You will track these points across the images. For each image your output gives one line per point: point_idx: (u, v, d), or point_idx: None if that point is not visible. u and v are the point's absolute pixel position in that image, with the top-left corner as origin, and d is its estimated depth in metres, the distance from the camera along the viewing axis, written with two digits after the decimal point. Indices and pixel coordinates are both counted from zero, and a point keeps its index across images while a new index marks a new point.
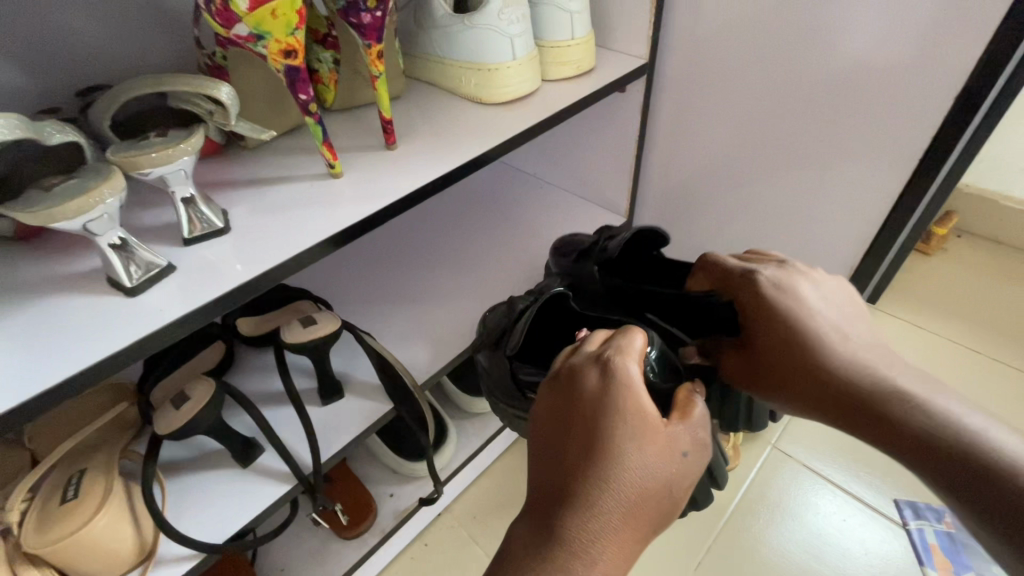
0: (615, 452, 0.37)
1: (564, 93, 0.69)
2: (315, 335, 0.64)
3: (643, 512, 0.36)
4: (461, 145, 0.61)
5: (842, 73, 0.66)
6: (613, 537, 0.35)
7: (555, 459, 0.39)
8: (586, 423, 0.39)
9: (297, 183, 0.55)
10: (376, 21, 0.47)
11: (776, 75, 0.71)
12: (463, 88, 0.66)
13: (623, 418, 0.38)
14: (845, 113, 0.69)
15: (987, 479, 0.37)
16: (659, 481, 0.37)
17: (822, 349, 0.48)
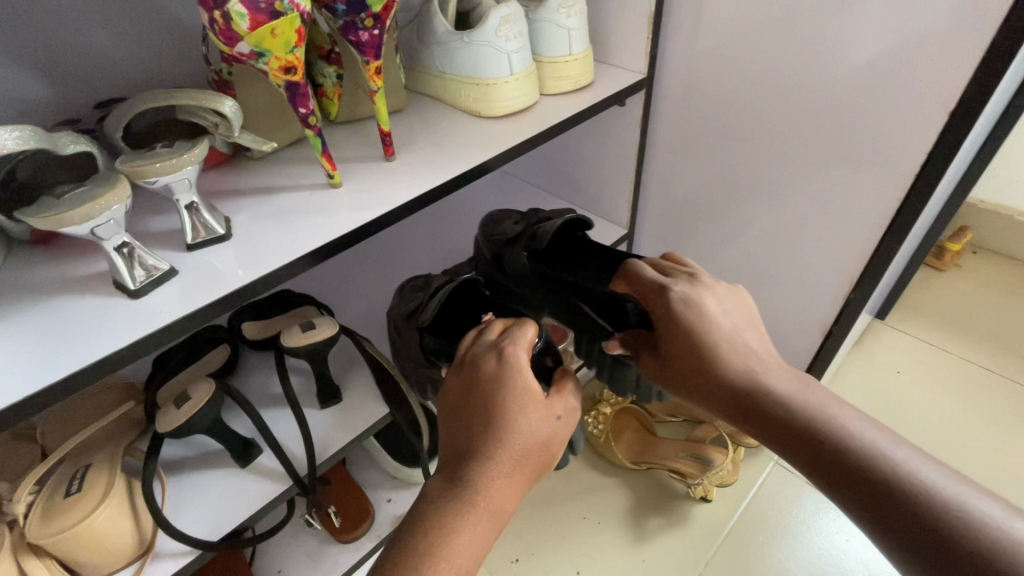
0: (506, 423, 0.44)
1: (561, 106, 0.70)
2: (311, 339, 0.65)
3: (525, 470, 0.44)
4: (458, 157, 0.62)
5: (838, 88, 0.67)
6: (500, 490, 0.42)
7: (455, 431, 0.45)
8: (482, 400, 0.45)
9: (297, 192, 0.57)
10: (374, 39, 0.50)
11: (774, 89, 0.72)
12: (463, 102, 0.68)
13: (511, 395, 0.45)
14: (843, 127, 0.69)
15: (877, 490, 0.35)
16: (538, 443, 0.44)
17: (713, 357, 0.47)
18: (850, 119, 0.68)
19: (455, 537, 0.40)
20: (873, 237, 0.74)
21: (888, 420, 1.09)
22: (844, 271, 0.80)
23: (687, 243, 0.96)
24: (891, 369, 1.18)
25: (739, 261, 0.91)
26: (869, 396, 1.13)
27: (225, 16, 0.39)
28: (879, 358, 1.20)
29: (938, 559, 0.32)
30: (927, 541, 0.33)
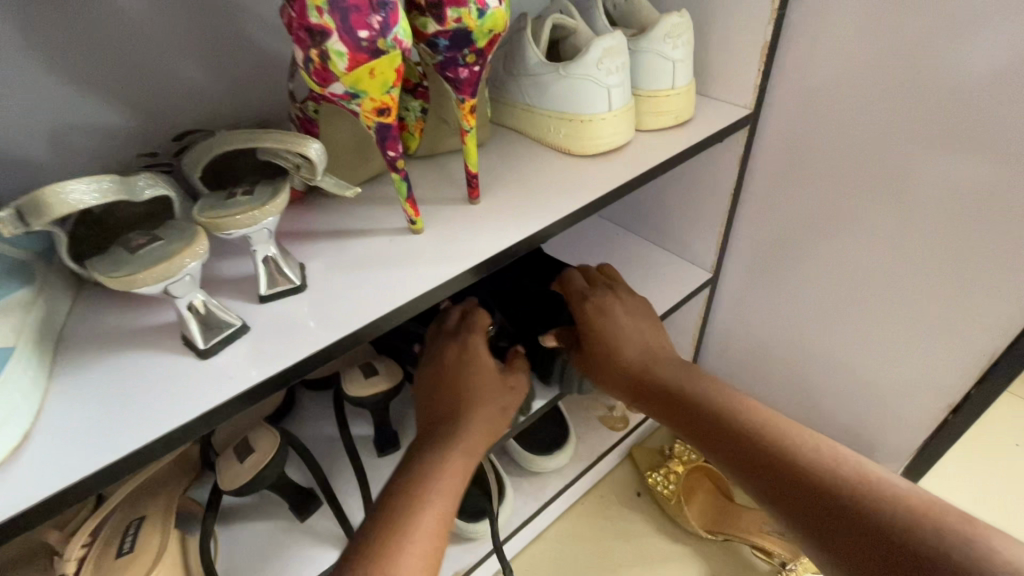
0: (473, 396, 0.54)
1: (659, 146, 0.63)
2: (376, 388, 0.61)
3: (493, 428, 0.54)
4: (548, 202, 0.56)
5: (994, 133, 0.57)
6: (472, 442, 0.51)
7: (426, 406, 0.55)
8: (450, 378, 0.56)
9: (376, 237, 0.52)
10: (473, 76, 0.44)
11: (904, 131, 0.63)
12: (551, 138, 0.63)
13: (472, 373, 0.56)
14: (992, 179, 0.59)
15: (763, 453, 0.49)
16: (500, 407, 0.55)
17: (622, 353, 0.60)
18: (1008, 168, 0.58)
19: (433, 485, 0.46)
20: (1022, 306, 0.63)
21: (1007, 504, 0.95)
22: (978, 341, 0.69)
23: (778, 293, 0.87)
24: (1007, 442, 1.04)
25: (842, 317, 0.81)
26: (980, 473, 1.00)
27: (321, 55, 0.35)
28: (991, 429, 1.06)
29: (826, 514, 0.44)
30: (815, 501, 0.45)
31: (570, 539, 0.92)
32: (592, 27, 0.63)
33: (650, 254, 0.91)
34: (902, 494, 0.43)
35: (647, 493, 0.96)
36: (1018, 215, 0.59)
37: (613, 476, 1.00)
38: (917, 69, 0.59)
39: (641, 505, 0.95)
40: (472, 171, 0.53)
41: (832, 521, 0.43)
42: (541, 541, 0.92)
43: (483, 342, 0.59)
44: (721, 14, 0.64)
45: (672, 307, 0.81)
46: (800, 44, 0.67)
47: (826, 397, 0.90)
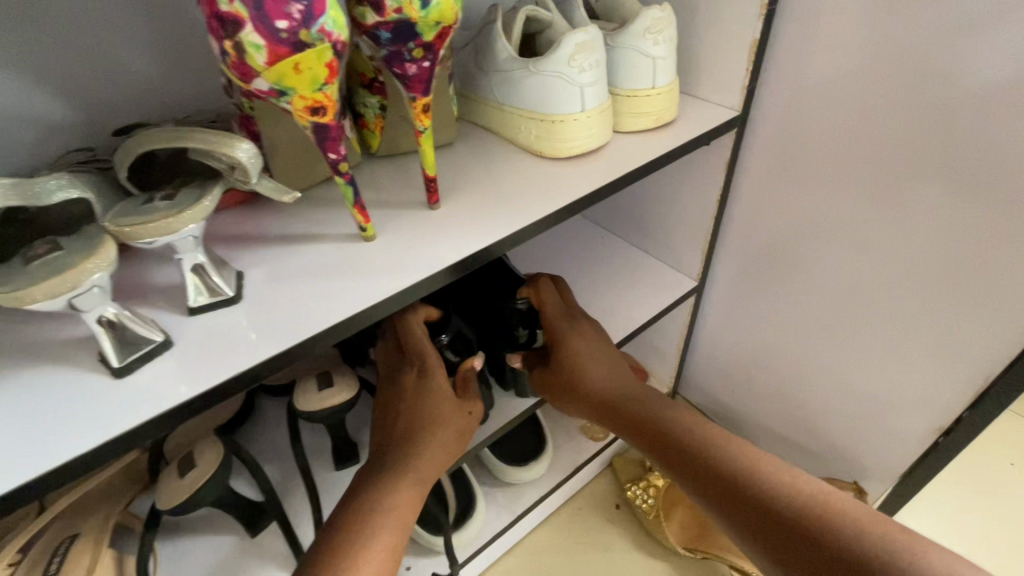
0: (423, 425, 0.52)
1: (638, 149, 0.59)
2: (329, 403, 0.56)
3: (448, 454, 0.52)
4: (514, 208, 0.53)
5: (998, 144, 0.53)
6: (422, 470, 0.50)
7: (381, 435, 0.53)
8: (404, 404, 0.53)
9: (324, 243, 0.48)
10: (423, 72, 0.40)
11: (901, 138, 0.59)
12: (523, 138, 0.59)
13: (422, 398, 0.53)
14: (993, 193, 0.55)
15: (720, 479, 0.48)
16: (456, 430, 0.53)
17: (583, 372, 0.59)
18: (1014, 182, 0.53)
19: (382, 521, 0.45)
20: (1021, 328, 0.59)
21: (1000, 525, 0.92)
22: (972, 362, 0.65)
23: (767, 303, 0.83)
24: (1002, 461, 1.00)
25: (832, 331, 0.78)
26: (972, 490, 0.96)
27: (237, 47, 0.32)
28: (986, 446, 1.03)
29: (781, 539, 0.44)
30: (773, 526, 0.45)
31: (545, 552, 0.89)
32: (570, 18, 0.59)
33: (634, 260, 0.87)
34: (851, 515, 0.43)
35: (627, 506, 0.93)
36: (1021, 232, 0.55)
37: (592, 487, 0.96)
38: (919, 73, 0.55)
39: (619, 518, 0.92)
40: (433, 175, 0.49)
41: (785, 539, 0.44)
42: (514, 553, 0.89)
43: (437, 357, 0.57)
44: (709, 9, 0.60)
45: (653, 316, 0.78)
46: (793, 42, 0.62)
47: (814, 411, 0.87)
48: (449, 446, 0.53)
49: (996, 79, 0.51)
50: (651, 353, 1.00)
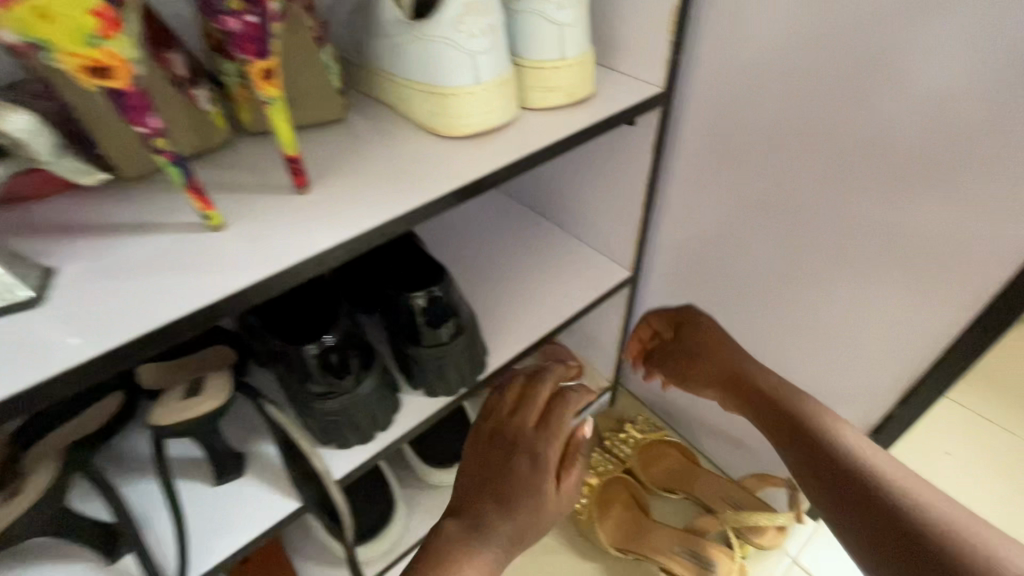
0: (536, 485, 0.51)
1: (547, 127, 0.54)
2: (191, 412, 0.49)
3: (527, 529, 0.51)
4: (398, 193, 0.47)
5: (927, 126, 0.49)
6: (543, 503, 0.51)
7: (473, 470, 0.55)
8: (499, 460, 0.54)
9: (165, 234, 0.42)
10: (249, 29, 0.35)
11: (830, 119, 0.55)
12: (418, 115, 0.52)
13: (528, 438, 0.55)
14: (921, 178, 0.52)
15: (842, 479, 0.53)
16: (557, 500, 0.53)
17: (778, 399, 0.61)
18: (943, 165, 0.50)
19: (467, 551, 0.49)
20: (950, 321, 0.56)
21: None
22: (904, 356, 0.62)
23: (703, 294, 0.80)
24: (939, 450, 1.00)
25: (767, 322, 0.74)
26: None
27: None
28: (925, 435, 1.02)
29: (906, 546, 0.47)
30: (905, 539, 0.47)
31: None
32: None
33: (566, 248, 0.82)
34: (933, 513, 0.48)
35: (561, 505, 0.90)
36: (949, 219, 0.52)
37: None
38: (848, 45, 0.50)
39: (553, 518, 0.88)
40: (297, 159, 0.43)
41: (887, 539, 0.48)
42: None
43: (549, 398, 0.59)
44: None
45: (581, 309, 0.73)
46: (720, 11, 0.57)
47: None
48: (528, 517, 0.51)
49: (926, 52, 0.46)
50: (591, 345, 0.96)
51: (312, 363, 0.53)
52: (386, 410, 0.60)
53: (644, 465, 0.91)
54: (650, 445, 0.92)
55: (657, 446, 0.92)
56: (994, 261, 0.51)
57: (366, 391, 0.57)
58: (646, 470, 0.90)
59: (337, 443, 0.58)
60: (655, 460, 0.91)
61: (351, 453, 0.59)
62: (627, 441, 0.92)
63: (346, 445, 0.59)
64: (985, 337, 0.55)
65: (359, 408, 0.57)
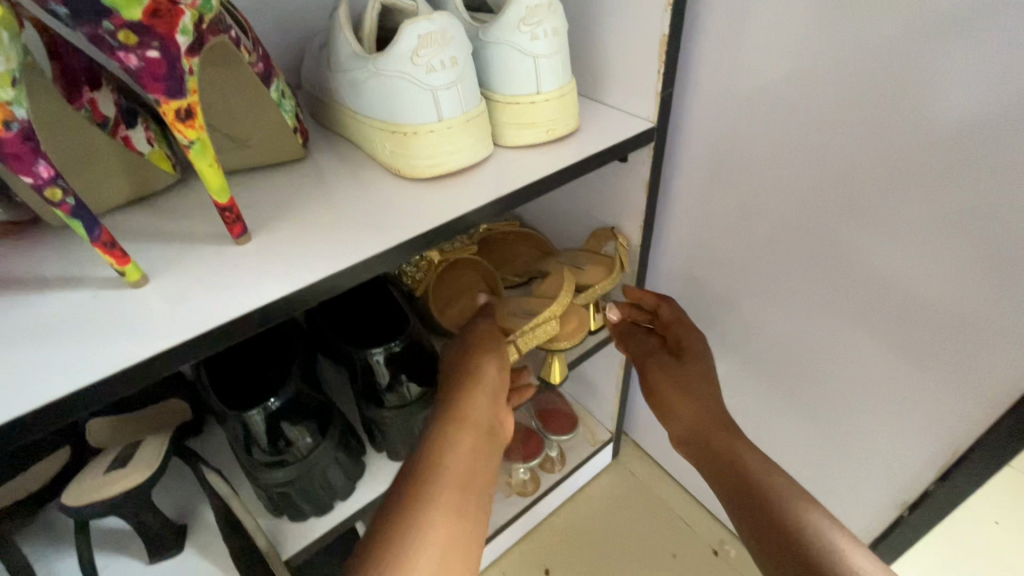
0: (464, 271, 0.73)
1: (521, 166, 0.48)
2: (114, 487, 0.44)
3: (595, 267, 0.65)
4: (346, 245, 0.41)
5: (949, 175, 0.41)
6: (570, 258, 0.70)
7: (455, 281, 0.72)
8: (458, 287, 0.72)
9: (78, 293, 0.37)
10: (152, 65, 0.30)
11: (834, 162, 0.47)
12: (378, 151, 0.48)
13: (462, 279, 0.72)
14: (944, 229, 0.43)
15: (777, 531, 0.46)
16: (454, 293, 0.71)
17: (700, 382, 0.59)
18: (983, 219, 0.41)
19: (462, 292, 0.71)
20: (987, 403, 0.47)
21: None
22: (932, 437, 0.52)
23: None
24: (984, 518, 0.86)
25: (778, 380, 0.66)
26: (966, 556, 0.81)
27: None
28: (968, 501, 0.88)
29: (765, 523, 0.47)
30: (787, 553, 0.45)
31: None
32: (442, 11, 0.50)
33: None
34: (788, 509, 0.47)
35: (556, 569, 0.84)
36: (1003, 277, 0.42)
37: (522, 546, 0.87)
38: (869, 69, 0.42)
39: None
40: (194, 124, 0.33)
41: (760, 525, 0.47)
42: None
43: (457, 279, 0.73)
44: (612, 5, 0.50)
45: (574, 361, 0.68)
46: (720, 32, 0.50)
47: None
48: (467, 279, 0.73)
49: (971, 82, 0.37)
50: (591, 392, 0.88)
51: (256, 432, 0.47)
52: (346, 477, 0.54)
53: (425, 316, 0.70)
54: (497, 245, 0.78)
55: (500, 245, 0.78)
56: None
57: (320, 458, 0.50)
58: (477, 274, 0.73)
59: (287, 515, 0.52)
60: (458, 285, 0.72)
61: (306, 526, 0.53)
62: (457, 293, 0.71)
63: (300, 518, 0.52)
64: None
65: (312, 479, 0.50)
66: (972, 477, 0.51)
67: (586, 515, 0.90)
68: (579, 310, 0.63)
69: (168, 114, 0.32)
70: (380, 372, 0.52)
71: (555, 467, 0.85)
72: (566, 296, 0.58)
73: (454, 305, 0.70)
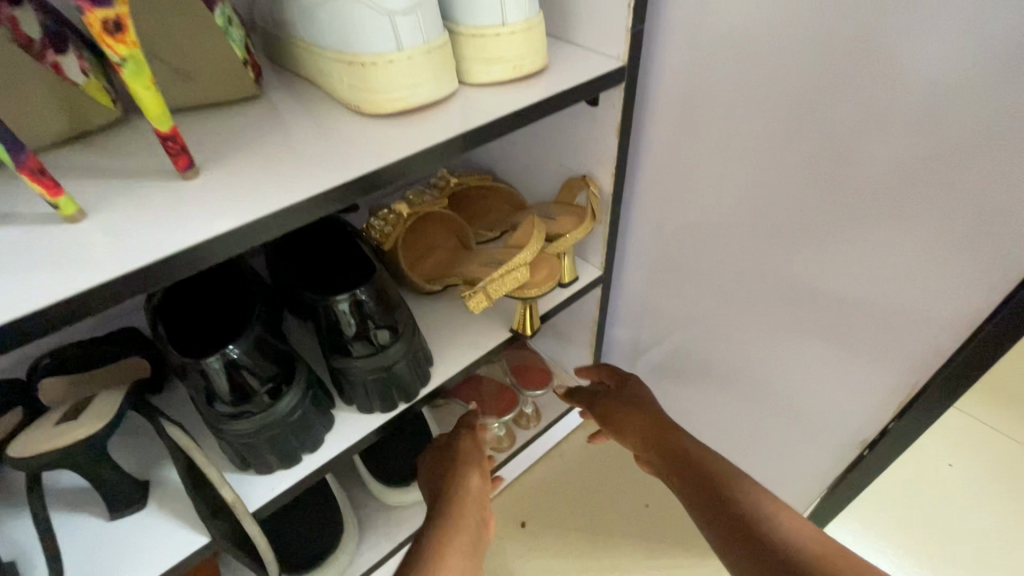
0: (435, 226, 0.71)
1: (486, 103, 0.46)
2: (65, 437, 0.42)
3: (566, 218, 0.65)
4: (300, 181, 0.39)
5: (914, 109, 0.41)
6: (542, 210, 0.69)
7: (427, 236, 0.70)
8: (429, 242, 0.70)
9: (10, 228, 0.35)
10: None
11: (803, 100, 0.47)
12: (336, 86, 0.45)
13: (434, 235, 0.71)
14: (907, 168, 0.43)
15: (742, 526, 0.50)
16: (426, 249, 0.70)
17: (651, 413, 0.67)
18: (943, 157, 0.41)
19: (434, 248, 0.70)
20: (944, 339, 0.48)
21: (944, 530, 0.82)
22: (892, 376, 0.54)
23: (673, 303, 0.72)
24: (938, 459, 0.90)
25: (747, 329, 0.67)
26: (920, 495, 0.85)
27: None
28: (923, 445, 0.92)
29: (730, 519, 0.51)
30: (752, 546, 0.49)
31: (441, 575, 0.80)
32: None
33: None
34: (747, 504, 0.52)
35: (532, 522, 0.86)
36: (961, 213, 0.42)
37: (498, 501, 0.88)
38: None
39: (520, 537, 0.84)
40: (126, 39, 0.30)
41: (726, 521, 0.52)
42: None
43: (428, 234, 0.71)
44: None
45: (546, 313, 0.68)
46: None
47: (730, 422, 0.76)
48: (438, 234, 0.71)
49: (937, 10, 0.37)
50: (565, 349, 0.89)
51: (217, 381, 0.45)
52: (314, 427, 0.53)
53: (395, 272, 0.67)
54: (467, 198, 0.76)
55: (471, 198, 0.76)
56: (993, 277, 0.42)
57: (286, 407, 0.49)
58: (449, 228, 0.71)
59: (254, 467, 0.51)
60: (429, 240, 0.70)
61: (274, 478, 0.52)
62: (429, 248, 0.70)
63: (266, 470, 0.51)
64: (985, 358, 0.46)
65: (279, 428, 0.49)
66: (927, 412, 0.53)
67: (562, 469, 0.92)
68: (550, 260, 0.62)
69: (95, 26, 0.29)
70: (345, 321, 0.51)
71: (530, 423, 0.86)
72: (537, 245, 0.57)
73: (427, 261, 0.69)
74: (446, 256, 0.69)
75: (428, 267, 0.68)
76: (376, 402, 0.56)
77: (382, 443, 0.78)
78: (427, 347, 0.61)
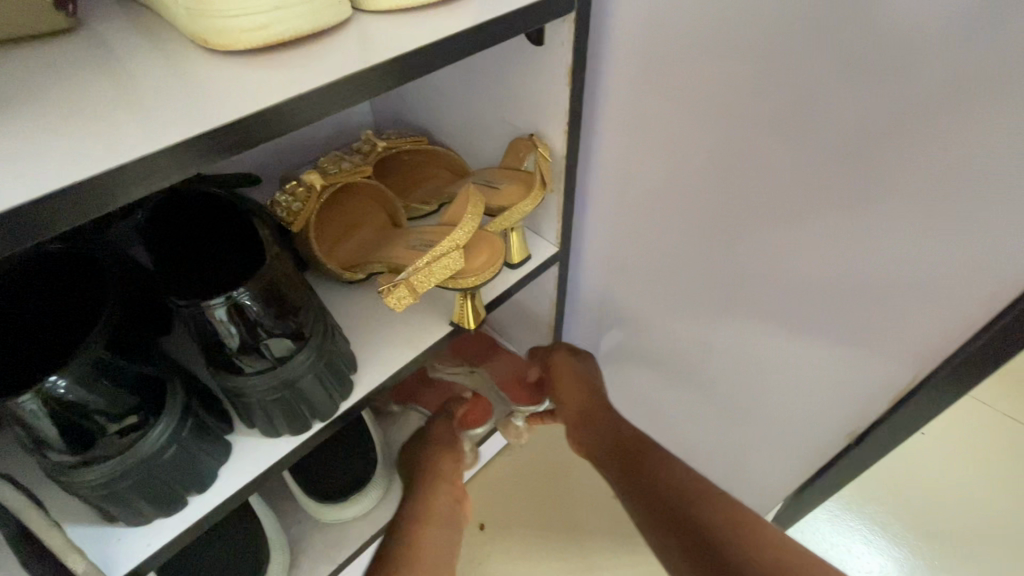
0: (358, 200, 0.59)
1: (388, 37, 0.34)
2: None
3: (512, 189, 0.55)
4: (105, 145, 0.27)
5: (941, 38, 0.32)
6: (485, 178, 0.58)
7: (348, 212, 0.59)
8: (352, 219, 0.58)
9: None
10: None
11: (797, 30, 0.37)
12: (172, 11, 0.32)
13: (356, 210, 0.59)
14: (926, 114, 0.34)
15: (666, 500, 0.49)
16: (346, 228, 0.58)
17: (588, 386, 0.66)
18: (975, 99, 0.32)
19: (358, 227, 0.58)
20: (954, 323, 0.40)
21: (918, 504, 0.79)
22: (888, 364, 0.46)
23: (639, 280, 0.63)
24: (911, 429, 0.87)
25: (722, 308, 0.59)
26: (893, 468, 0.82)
27: None
28: None
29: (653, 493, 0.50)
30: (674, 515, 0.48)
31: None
32: None
33: None
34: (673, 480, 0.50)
35: (492, 523, 0.78)
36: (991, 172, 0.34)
37: None
38: None
39: (479, 541, 0.77)
40: None
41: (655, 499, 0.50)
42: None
43: (349, 208, 0.59)
44: None
45: (493, 300, 0.57)
46: None
47: (702, 409, 0.69)
48: (361, 209, 0.59)
49: None
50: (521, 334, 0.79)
51: (40, 425, 0.33)
52: (200, 461, 0.42)
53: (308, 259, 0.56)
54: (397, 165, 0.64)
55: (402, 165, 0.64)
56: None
57: (153, 446, 0.38)
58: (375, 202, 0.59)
59: (123, 519, 0.40)
60: (351, 217, 0.58)
61: (154, 528, 0.41)
62: (350, 227, 0.58)
63: (140, 520, 0.41)
64: (1002, 345, 0.39)
65: (147, 472, 0.38)
66: (926, 404, 0.46)
67: (523, 463, 0.84)
68: (490, 239, 0.52)
69: None
70: (225, 330, 0.39)
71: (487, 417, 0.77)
72: (473, 223, 0.47)
73: (348, 243, 0.57)
74: (373, 237, 0.58)
75: (350, 251, 0.57)
76: (281, 423, 0.45)
77: (314, 454, 0.67)
78: (349, 348, 0.50)
